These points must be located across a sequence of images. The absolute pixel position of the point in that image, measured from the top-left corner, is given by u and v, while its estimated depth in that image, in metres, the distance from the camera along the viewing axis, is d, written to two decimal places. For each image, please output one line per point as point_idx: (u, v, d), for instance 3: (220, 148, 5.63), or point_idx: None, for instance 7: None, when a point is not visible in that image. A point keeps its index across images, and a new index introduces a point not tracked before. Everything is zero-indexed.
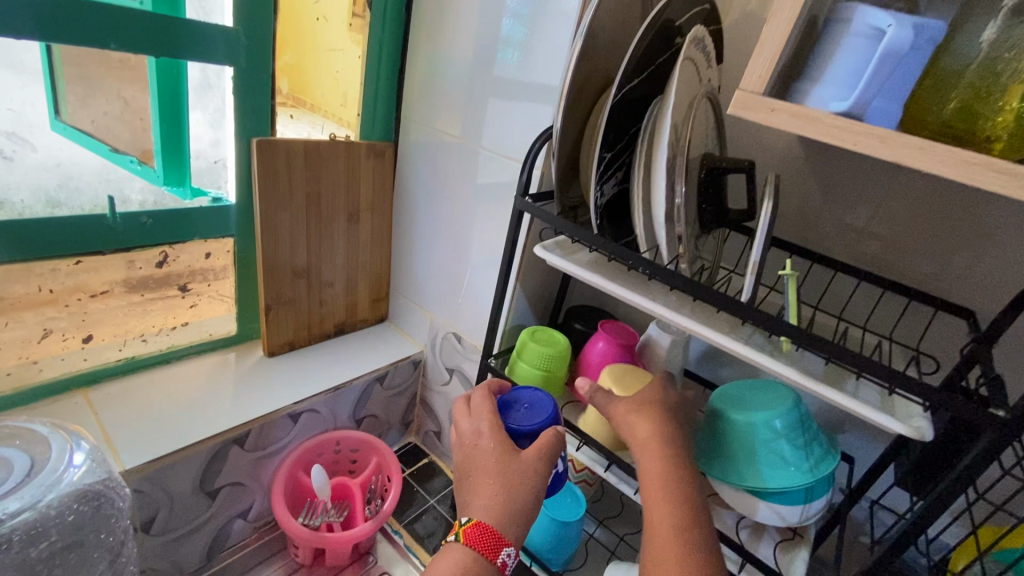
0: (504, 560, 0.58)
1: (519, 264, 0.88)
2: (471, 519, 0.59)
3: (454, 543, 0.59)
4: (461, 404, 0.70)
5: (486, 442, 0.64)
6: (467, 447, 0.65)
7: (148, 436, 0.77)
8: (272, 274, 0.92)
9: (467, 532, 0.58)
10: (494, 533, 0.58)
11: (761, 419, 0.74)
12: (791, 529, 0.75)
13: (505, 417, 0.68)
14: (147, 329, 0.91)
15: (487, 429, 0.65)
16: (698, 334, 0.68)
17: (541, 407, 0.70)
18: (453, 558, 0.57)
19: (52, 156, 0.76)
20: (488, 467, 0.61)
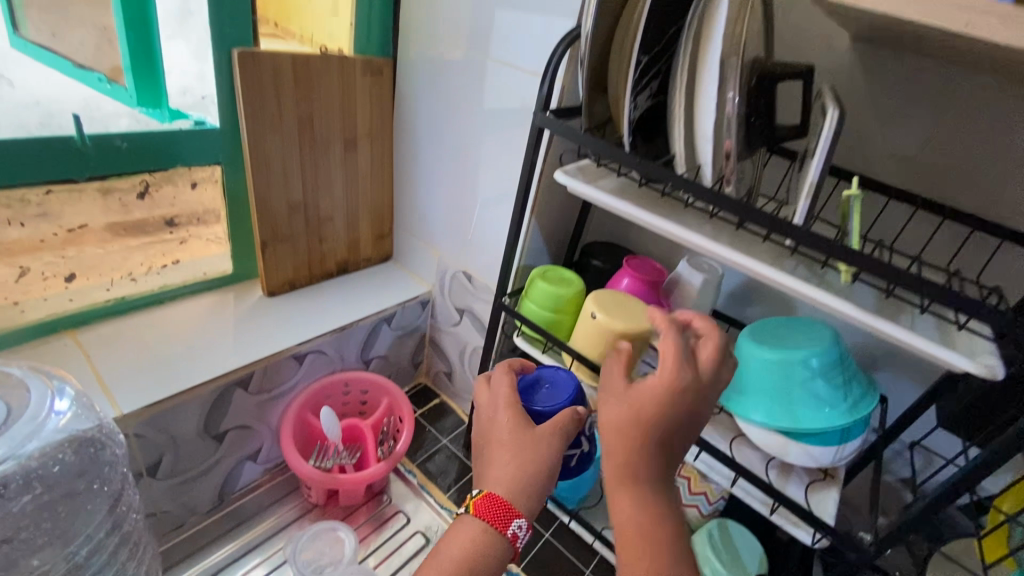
0: (516, 532, 0.54)
1: (535, 194, 0.80)
2: (482, 490, 0.55)
3: (464, 514, 0.55)
4: (481, 380, 0.65)
5: (502, 417, 0.59)
6: (485, 421, 0.61)
7: (145, 379, 0.73)
8: (265, 207, 0.85)
9: (477, 504, 0.54)
10: (505, 504, 0.54)
11: (798, 357, 0.69)
12: (822, 470, 0.71)
13: (528, 398, 0.67)
14: (135, 268, 0.84)
15: (504, 404, 0.60)
16: (738, 265, 0.62)
17: (564, 389, 0.68)
18: (462, 529, 0.54)
19: (30, 92, 0.69)
20: (503, 438, 0.57)
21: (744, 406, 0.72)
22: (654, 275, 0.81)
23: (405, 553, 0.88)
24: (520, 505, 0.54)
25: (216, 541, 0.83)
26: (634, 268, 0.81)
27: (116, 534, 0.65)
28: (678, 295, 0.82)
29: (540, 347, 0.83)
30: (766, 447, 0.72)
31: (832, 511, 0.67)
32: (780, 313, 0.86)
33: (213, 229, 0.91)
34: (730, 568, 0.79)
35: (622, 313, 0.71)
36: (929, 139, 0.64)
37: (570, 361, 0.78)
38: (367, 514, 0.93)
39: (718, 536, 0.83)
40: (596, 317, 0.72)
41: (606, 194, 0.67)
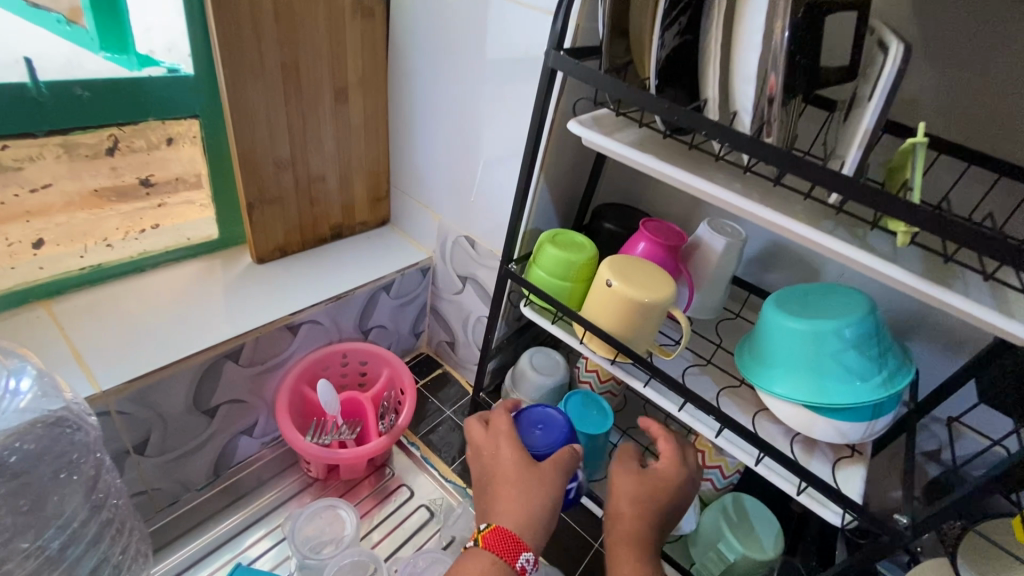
0: (523, 565, 0.62)
1: (544, 150, 0.73)
2: (490, 525, 0.65)
3: (475, 548, 0.64)
4: (474, 422, 0.79)
5: (505, 453, 0.72)
6: (486, 457, 0.73)
7: (127, 353, 0.68)
8: (250, 166, 0.78)
9: (487, 537, 0.63)
10: (513, 538, 0.63)
11: (831, 327, 0.63)
12: (849, 445, 0.67)
13: (523, 438, 0.76)
14: (110, 233, 0.77)
15: (505, 441, 0.73)
16: (774, 224, 0.56)
17: (556, 426, 0.78)
18: (475, 560, 0.62)
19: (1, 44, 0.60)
20: (508, 475, 0.69)
21: (769, 379, 0.67)
22: (673, 239, 0.75)
23: (410, 527, 0.85)
24: (524, 539, 0.64)
25: (215, 515, 0.80)
26: (651, 231, 0.75)
27: (99, 515, 0.61)
28: (698, 260, 0.77)
29: (549, 318, 0.78)
30: (791, 422, 0.67)
31: (860, 489, 0.63)
32: (805, 280, 0.80)
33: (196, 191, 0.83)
34: (747, 545, 0.76)
35: (640, 281, 0.66)
36: (990, 85, 0.56)
37: (581, 333, 0.73)
38: (370, 487, 0.90)
39: (733, 511, 0.80)
40: (611, 285, 0.66)
41: (626, 148, 0.60)
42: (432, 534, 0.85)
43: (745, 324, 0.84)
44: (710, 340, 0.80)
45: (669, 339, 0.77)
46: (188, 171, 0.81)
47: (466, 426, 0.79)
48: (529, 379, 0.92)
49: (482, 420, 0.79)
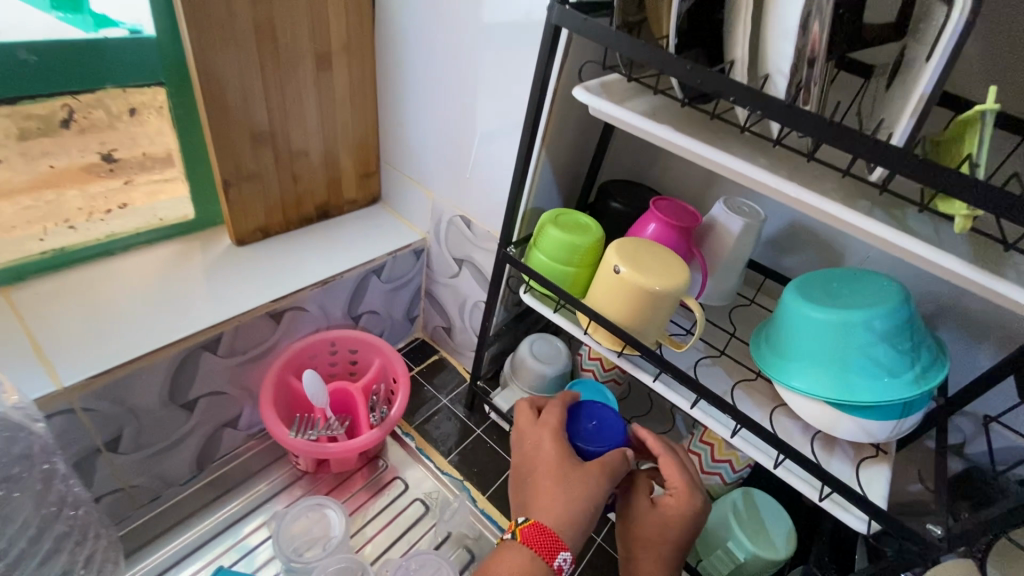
0: (561, 564, 0.60)
1: (546, 122, 0.66)
2: (528, 520, 0.63)
3: (511, 542, 0.62)
4: (525, 407, 0.74)
5: (548, 446, 0.67)
6: (530, 448, 0.69)
7: (92, 345, 0.63)
8: (224, 140, 0.72)
9: (524, 532, 0.61)
10: (552, 534, 0.60)
11: (860, 319, 0.58)
12: (873, 444, 0.62)
13: (571, 432, 0.70)
14: (72, 214, 0.71)
15: (549, 435, 0.68)
16: (805, 204, 0.50)
17: (612, 428, 0.70)
18: (509, 555, 0.60)
19: None
20: (549, 468, 0.65)
21: (788, 373, 0.62)
22: (687, 219, 0.68)
23: (404, 522, 0.81)
24: (564, 538, 0.61)
25: (200, 511, 0.77)
26: (663, 211, 0.68)
27: (62, 517, 0.56)
28: (713, 242, 0.71)
29: (551, 305, 0.72)
30: (810, 419, 0.62)
31: (885, 492, 0.58)
32: (827, 264, 0.74)
33: (162, 172, 0.77)
34: (756, 544, 0.72)
35: (651, 268, 0.60)
36: None
37: (586, 323, 0.67)
38: (364, 479, 0.86)
39: (742, 508, 0.76)
40: (620, 272, 0.60)
41: (639, 117, 0.54)
42: (427, 529, 0.81)
43: (760, 311, 0.79)
44: (723, 329, 0.75)
45: (680, 328, 0.72)
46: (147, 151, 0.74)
47: (517, 409, 0.75)
48: (529, 368, 0.87)
49: (533, 407, 0.74)
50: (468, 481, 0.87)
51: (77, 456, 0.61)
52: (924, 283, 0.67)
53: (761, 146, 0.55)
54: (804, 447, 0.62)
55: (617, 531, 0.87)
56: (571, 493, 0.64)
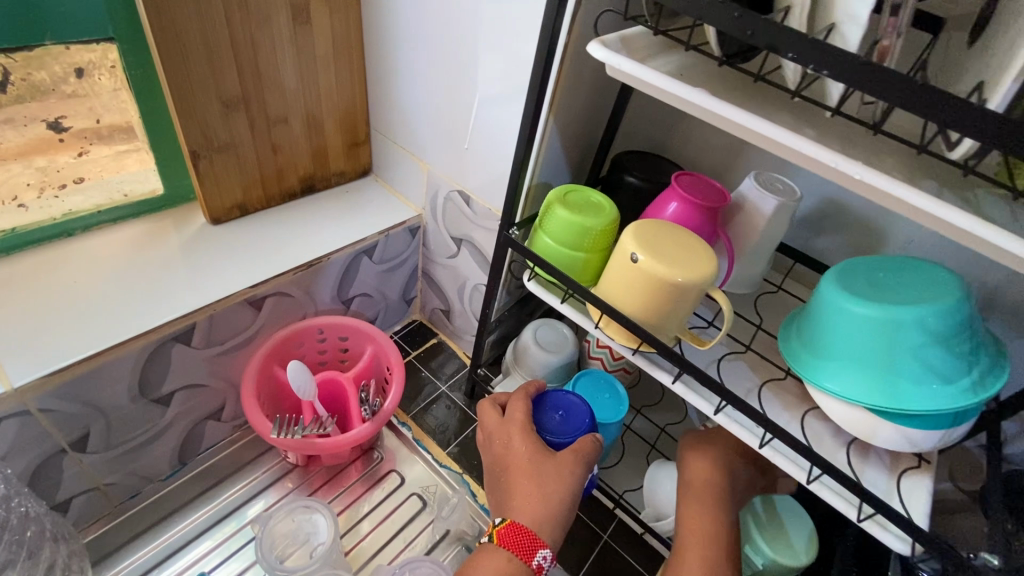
0: (540, 562, 0.55)
1: (554, 85, 0.57)
2: (505, 519, 0.58)
3: (488, 545, 0.57)
4: (488, 406, 0.68)
5: (517, 444, 0.62)
6: (499, 447, 0.64)
7: (46, 338, 0.58)
8: (190, 107, 0.64)
9: (501, 533, 0.56)
10: (530, 533, 0.56)
11: (911, 317, 0.51)
12: (917, 454, 0.56)
13: (539, 425, 0.66)
14: (21, 191, 0.65)
15: (518, 431, 0.63)
16: (868, 186, 0.41)
17: (579, 413, 0.68)
18: (486, 560, 0.55)
19: None
20: (522, 465, 0.60)
21: (822, 373, 0.55)
22: (713, 197, 0.60)
23: (400, 518, 0.76)
24: (543, 535, 0.56)
25: (182, 508, 0.72)
26: (686, 188, 0.60)
27: (6, 541, 0.53)
28: (741, 224, 0.62)
29: (559, 294, 0.66)
30: (846, 425, 0.56)
31: (926, 507, 0.52)
32: (868, 248, 0.66)
33: (131, 143, 0.71)
34: (775, 548, 0.65)
35: (671, 255, 0.52)
36: None
37: (597, 315, 0.61)
38: (359, 472, 0.81)
39: (760, 508, 0.69)
40: (636, 260, 0.53)
41: (667, 78, 0.45)
42: (424, 526, 0.76)
43: (789, 299, 0.72)
44: (748, 319, 0.68)
45: (702, 321, 0.65)
46: (116, 121, 0.69)
47: (479, 409, 0.69)
48: (533, 356, 0.81)
49: (497, 404, 0.69)
50: (468, 475, 0.82)
51: (37, 460, 0.58)
52: (981, 272, 0.59)
53: (810, 114, 0.47)
54: (838, 455, 0.56)
55: (624, 528, 0.82)
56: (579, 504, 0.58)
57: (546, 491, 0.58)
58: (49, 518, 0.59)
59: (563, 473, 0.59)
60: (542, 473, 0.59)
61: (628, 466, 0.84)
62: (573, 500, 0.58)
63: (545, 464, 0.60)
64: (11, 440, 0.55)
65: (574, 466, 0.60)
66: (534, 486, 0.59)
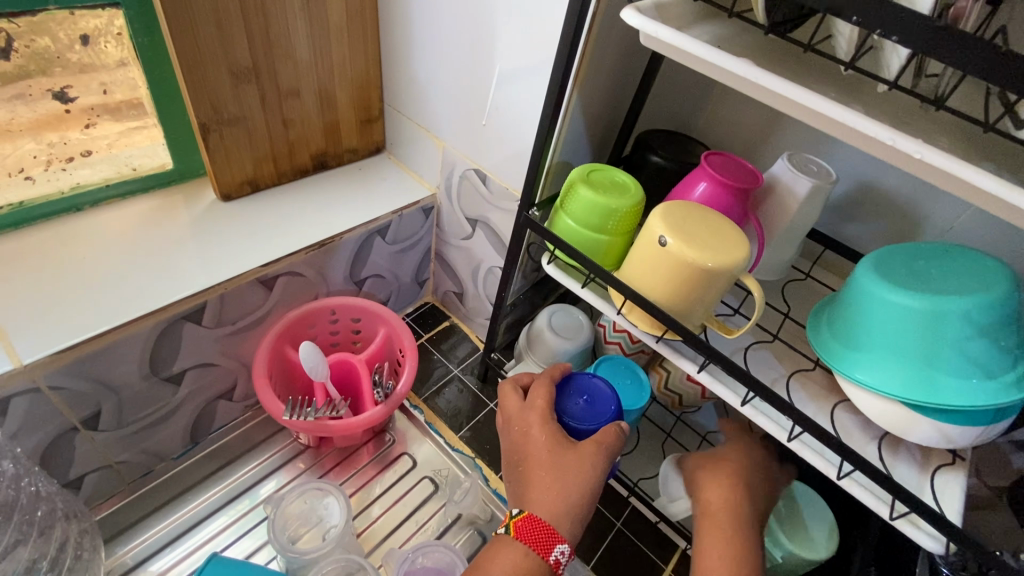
0: (558, 557, 0.54)
1: (582, 56, 0.54)
2: (522, 511, 0.56)
3: (505, 537, 0.55)
4: (509, 387, 0.67)
5: (537, 433, 0.60)
6: (516, 434, 0.62)
7: (54, 314, 0.56)
8: (199, 77, 0.61)
9: (518, 526, 0.55)
10: (548, 527, 0.54)
11: (954, 307, 0.48)
12: (951, 451, 0.54)
13: (560, 409, 0.64)
14: (27, 163, 0.63)
15: (538, 420, 0.61)
16: (926, 166, 0.38)
17: (604, 402, 0.66)
18: (503, 553, 0.54)
19: None
20: (541, 458, 0.58)
21: (854, 363, 0.53)
22: (744, 178, 0.57)
23: (412, 501, 0.76)
24: (563, 530, 0.55)
25: (195, 486, 0.72)
26: (716, 168, 0.57)
27: (15, 523, 0.53)
28: (772, 207, 0.60)
29: (579, 278, 0.63)
30: (877, 418, 0.53)
31: (960, 504, 0.50)
32: (905, 235, 0.63)
33: (141, 119, 0.70)
34: (795, 540, 0.63)
35: (701, 239, 0.50)
36: None
37: (620, 301, 0.58)
38: (370, 454, 0.80)
39: (780, 502, 0.66)
40: (664, 244, 0.50)
41: (704, 45, 0.42)
42: (436, 509, 0.75)
43: (818, 288, 0.69)
44: (775, 308, 0.66)
45: (727, 309, 0.63)
46: (129, 98, 0.68)
47: (500, 391, 0.67)
48: (548, 341, 0.79)
49: (518, 386, 0.67)
50: (479, 458, 0.82)
51: (48, 438, 0.57)
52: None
53: (858, 89, 0.44)
54: (868, 450, 0.54)
55: (638, 516, 0.81)
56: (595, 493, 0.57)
57: (567, 485, 0.56)
58: (59, 497, 0.59)
59: (580, 461, 0.58)
60: (563, 466, 0.57)
61: (643, 454, 0.82)
62: (589, 490, 0.57)
63: (567, 458, 0.58)
64: (23, 418, 0.54)
65: (592, 457, 0.58)
66: (555, 479, 0.56)
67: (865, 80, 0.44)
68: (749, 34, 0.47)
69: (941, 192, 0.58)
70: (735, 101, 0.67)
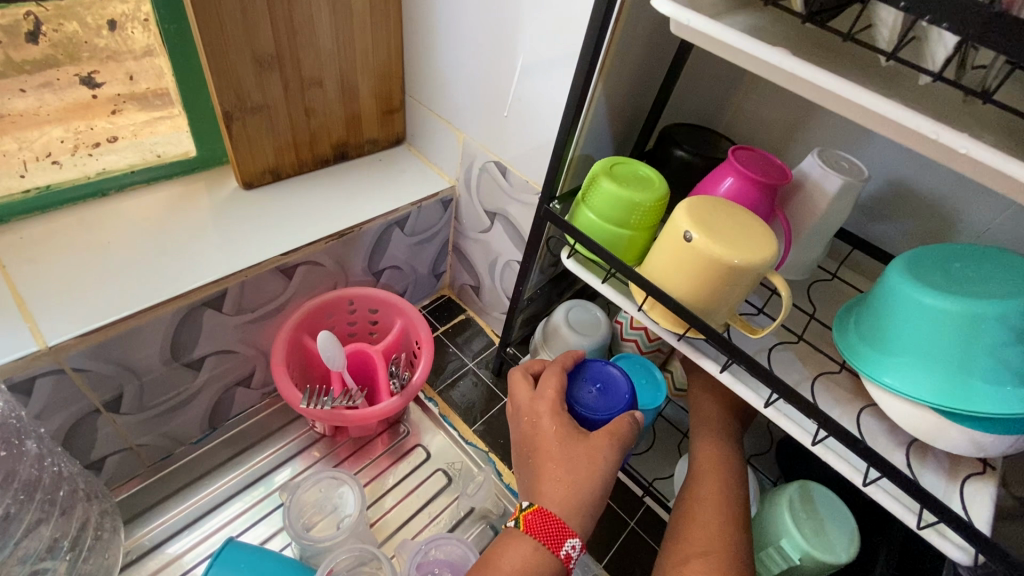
0: (568, 552, 0.53)
1: (610, 44, 0.53)
2: (532, 504, 0.55)
3: (515, 530, 0.54)
4: (520, 376, 0.66)
5: (546, 423, 0.59)
6: (526, 426, 0.61)
7: (78, 297, 0.57)
8: (223, 64, 0.61)
9: (528, 519, 0.54)
10: (559, 522, 0.53)
11: (992, 311, 0.46)
12: (982, 460, 0.52)
13: (572, 397, 0.64)
14: (55, 147, 0.65)
15: (548, 410, 0.60)
16: (972, 162, 0.36)
17: (616, 391, 0.65)
18: (513, 547, 0.53)
19: None
20: (551, 450, 0.57)
21: (882, 367, 0.51)
22: (772, 173, 0.55)
23: (424, 494, 0.76)
24: (572, 523, 0.54)
25: (213, 471, 0.73)
26: (743, 162, 0.56)
27: (37, 501, 0.54)
28: (801, 204, 0.58)
29: (599, 273, 0.63)
30: (903, 423, 0.51)
31: (988, 516, 0.48)
32: (939, 236, 0.61)
33: (166, 110, 0.71)
34: (810, 540, 0.61)
35: (728, 235, 0.49)
36: None
37: (641, 297, 0.58)
38: (384, 445, 0.80)
39: (796, 499, 0.65)
40: (690, 240, 0.49)
41: (738, 34, 0.41)
42: (449, 502, 0.75)
43: (844, 289, 0.67)
44: (800, 308, 0.64)
45: (751, 307, 0.62)
46: (154, 86, 0.69)
47: (511, 379, 0.66)
48: (563, 336, 0.78)
49: (529, 374, 0.66)
50: (492, 453, 0.81)
51: (72, 418, 0.58)
52: None
53: (898, 82, 0.42)
54: (895, 457, 0.52)
55: (651, 515, 0.80)
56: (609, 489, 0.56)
57: (579, 480, 0.55)
58: (82, 478, 0.60)
59: (596, 460, 0.56)
60: (575, 460, 0.56)
61: (657, 453, 0.81)
62: (602, 489, 0.56)
63: (578, 451, 0.57)
64: (47, 399, 0.55)
65: (605, 451, 0.57)
66: (566, 473, 0.55)
67: (905, 73, 0.43)
68: (784, 24, 0.45)
69: (982, 192, 0.56)
70: (765, 96, 0.65)
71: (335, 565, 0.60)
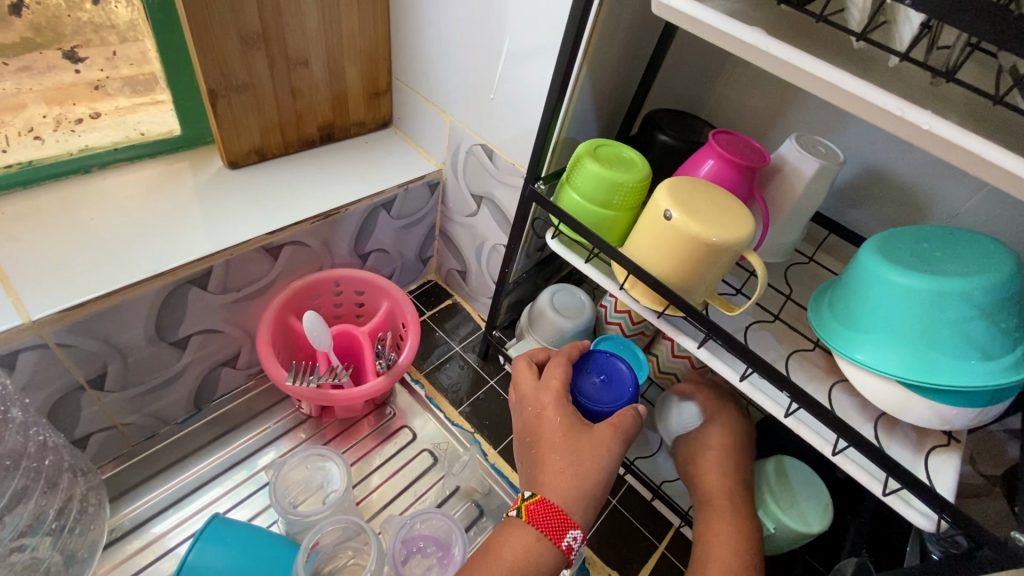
0: (569, 543, 0.54)
1: (595, 25, 0.54)
2: (534, 495, 0.56)
3: (515, 519, 0.56)
4: (524, 365, 0.67)
5: (552, 414, 0.60)
6: (530, 416, 0.62)
7: (59, 272, 0.57)
8: (207, 39, 0.61)
9: (531, 509, 0.55)
10: (561, 513, 0.54)
11: (955, 289, 0.48)
12: (947, 432, 0.54)
13: (576, 388, 0.65)
14: (37, 123, 0.64)
15: (553, 401, 0.61)
16: (937, 138, 0.37)
17: (621, 383, 0.66)
18: (514, 534, 0.54)
19: None
20: (555, 441, 0.58)
21: (852, 343, 0.53)
22: (752, 156, 0.57)
23: (410, 473, 0.77)
24: (575, 516, 0.55)
25: (198, 450, 0.73)
26: (724, 146, 0.57)
27: (23, 469, 0.54)
28: (778, 187, 0.59)
29: (582, 254, 0.64)
30: (874, 399, 0.53)
31: (953, 484, 0.50)
32: (910, 220, 0.63)
33: (148, 95, 0.71)
34: (785, 512, 0.64)
35: (708, 214, 0.50)
36: None
37: (623, 276, 0.59)
38: (370, 426, 0.81)
39: (773, 477, 0.66)
40: (670, 218, 0.51)
41: (719, 15, 0.42)
42: (435, 481, 0.76)
43: (820, 272, 0.69)
44: (777, 289, 0.66)
45: (730, 288, 0.64)
46: (138, 69, 0.69)
47: (515, 368, 0.68)
48: (549, 320, 0.79)
49: (533, 363, 0.68)
50: (479, 434, 0.82)
51: (56, 393, 0.58)
52: None
53: (869, 65, 0.43)
54: (865, 431, 0.54)
55: (633, 495, 0.82)
56: (602, 470, 0.57)
57: (581, 470, 0.56)
58: (66, 451, 0.60)
59: (584, 440, 0.58)
60: (579, 451, 0.57)
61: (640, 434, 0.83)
62: (597, 472, 0.57)
63: (583, 443, 0.58)
64: (31, 373, 0.55)
65: (592, 429, 0.59)
66: (568, 465, 0.56)
67: (875, 56, 0.44)
68: (762, 7, 0.47)
69: (951, 177, 0.58)
70: (746, 82, 0.67)
71: (320, 539, 0.62)
